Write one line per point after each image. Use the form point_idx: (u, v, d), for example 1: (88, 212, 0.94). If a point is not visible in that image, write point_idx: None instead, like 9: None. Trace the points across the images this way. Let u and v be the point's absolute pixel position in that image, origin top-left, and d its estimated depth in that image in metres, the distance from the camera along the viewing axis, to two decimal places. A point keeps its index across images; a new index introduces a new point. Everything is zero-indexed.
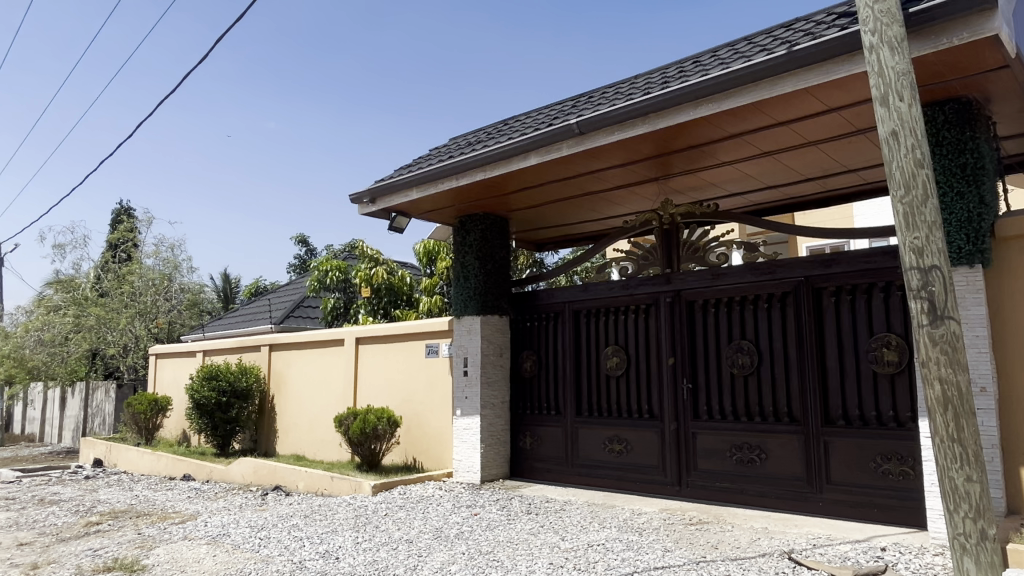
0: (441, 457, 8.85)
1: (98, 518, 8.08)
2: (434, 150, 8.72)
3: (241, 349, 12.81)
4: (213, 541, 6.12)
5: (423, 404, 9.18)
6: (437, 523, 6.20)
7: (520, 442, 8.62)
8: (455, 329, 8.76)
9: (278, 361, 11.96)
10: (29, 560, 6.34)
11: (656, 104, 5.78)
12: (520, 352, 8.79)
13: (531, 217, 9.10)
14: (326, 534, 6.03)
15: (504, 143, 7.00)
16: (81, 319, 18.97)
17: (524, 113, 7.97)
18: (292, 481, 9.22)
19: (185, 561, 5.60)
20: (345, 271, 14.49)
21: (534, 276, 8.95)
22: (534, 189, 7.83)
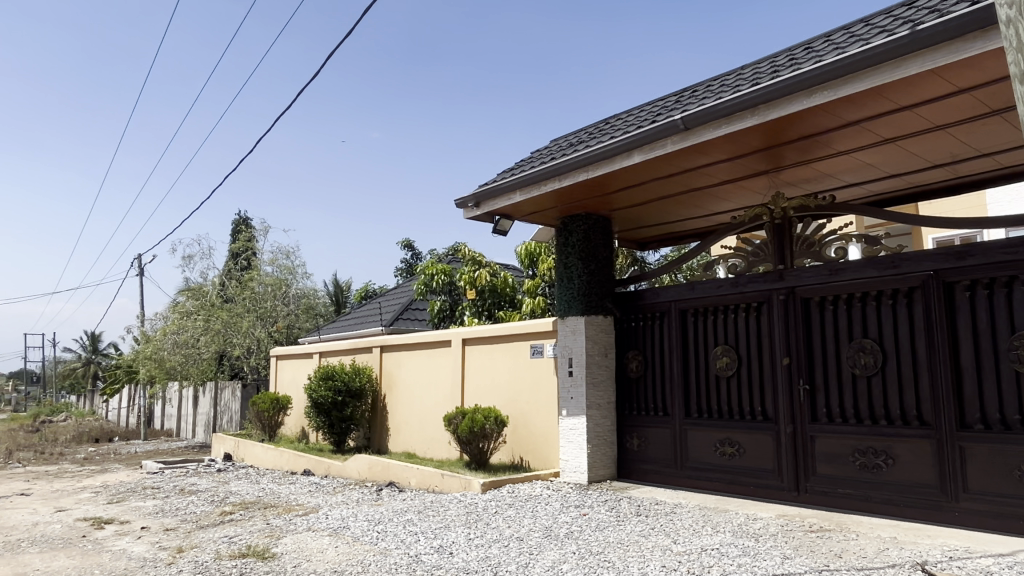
0: (548, 457, 8.91)
1: (231, 508, 8.70)
2: (536, 152, 8.81)
3: (355, 350, 13.41)
4: (335, 533, 6.45)
5: (529, 405, 9.28)
6: (546, 522, 6.26)
7: (626, 444, 8.54)
8: (560, 329, 8.79)
9: (389, 361, 12.43)
10: (174, 545, 6.92)
11: (767, 94, 5.59)
12: (626, 352, 8.72)
13: (634, 215, 9.01)
14: (439, 529, 6.22)
15: (607, 142, 6.98)
16: (210, 323, 20.46)
17: (626, 111, 7.91)
18: (405, 477, 9.56)
19: (310, 550, 5.94)
20: (450, 274, 14.85)
21: (638, 275, 8.85)
22: (638, 188, 7.74)
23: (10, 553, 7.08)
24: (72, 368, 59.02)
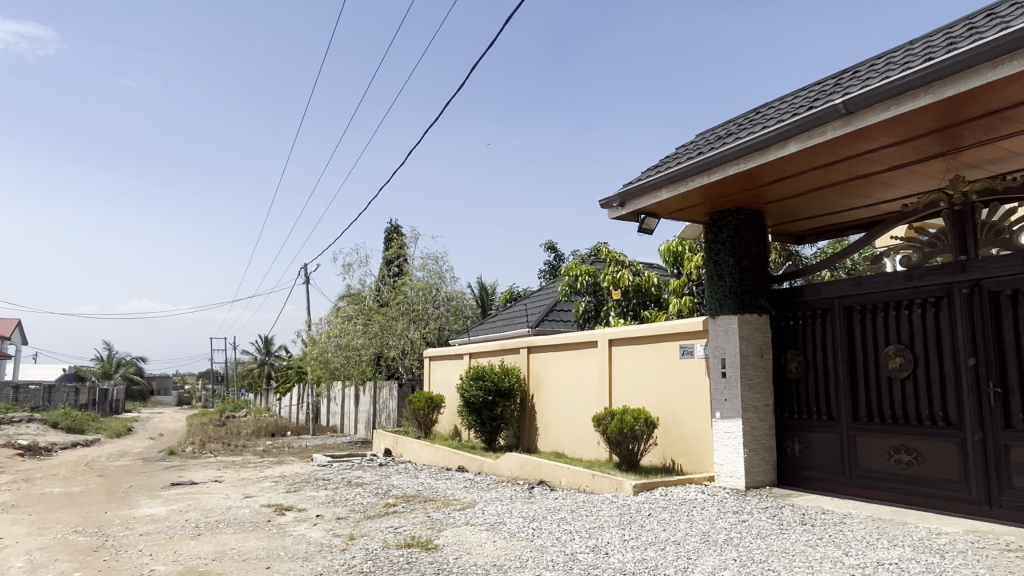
0: (701, 460, 8.67)
1: (394, 501, 9.24)
2: (682, 147, 8.62)
3: (503, 351, 13.77)
4: (492, 528, 6.67)
5: (679, 406, 9.08)
6: (703, 527, 6.10)
7: (787, 448, 8.12)
8: (711, 329, 8.53)
9: (537, 362, 12.64)
10: (347, 532, 7.47)
11: (943, 69, 5.10)
12: (783, 352, 8.30)
13: (789, 208, 8.56)
14: (594, 529, 6.25)
15: (759, 133, 6.69)
16: (368, 327, 21.83)
17: (778, 99, 7.55)
18: (555, 476, 9.68)
19: (470, 543, 6.18)
20: (594, 275, 14.84)
21: (795, 271, 8.39)
22: (793, 179, 7.35)
23: (211, 533, 7.97)
24: (250, 368, 65.29)
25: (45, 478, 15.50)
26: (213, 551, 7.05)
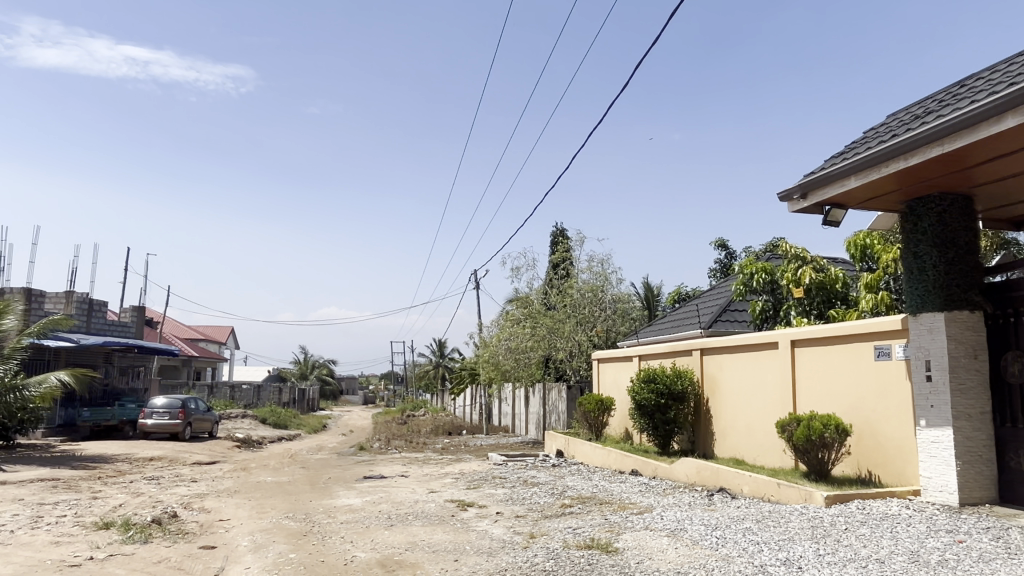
0: (904, 472, 7.91)
1: (570, 502, 9.34)
2: (872, 130, 7.96)
3: (675, 353, 13.44)
4: (673, 534, 6.54)
5: (876, 412, 8.35)
6: (911, 546, 5.55)
7: (1010, 463, 7.19)
8: (912, 327, 7.75)
9: (711, 364, 12.21)
10: (527, 530, 7.67)
11: None
12: (1003, 353, 7.36)
13: (1005, 190, 7.60)
14: (783, 541, 5.91)
15: (968, 108, 6.00)
16: (536, 330, 22.28)
17: (989, 68, 6.73)
18: (736, 484, 9.29)
19: (651, 549, 6.10)
20: (771, 272, 14.07)
21: (1015, 262, 7.42)
22: (1012, 156, 6.51)
23: (402, 524, 8.54)
24: (426, 370, 69.14)
25: (258, 468, 17.43)
26: (405, 541, 7.54)
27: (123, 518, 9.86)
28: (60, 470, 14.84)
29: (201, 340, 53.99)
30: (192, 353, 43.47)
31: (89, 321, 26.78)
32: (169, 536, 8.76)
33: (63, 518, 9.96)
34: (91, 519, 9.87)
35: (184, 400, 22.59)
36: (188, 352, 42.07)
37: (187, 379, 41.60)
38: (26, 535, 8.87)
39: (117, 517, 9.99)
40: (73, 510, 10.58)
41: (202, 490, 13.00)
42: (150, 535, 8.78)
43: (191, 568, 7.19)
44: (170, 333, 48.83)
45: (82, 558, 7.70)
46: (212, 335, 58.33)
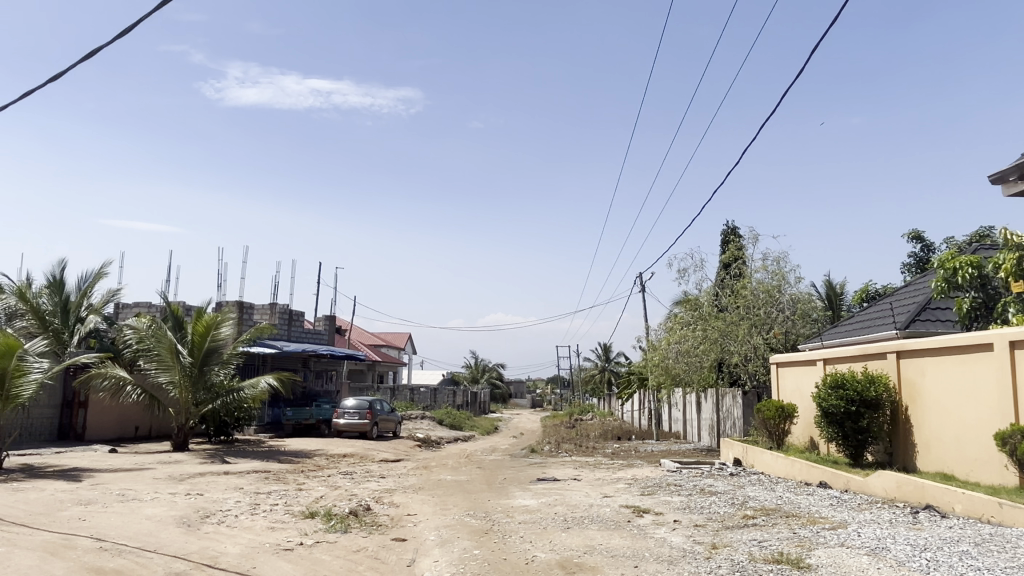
0: None
1: (752, 513, 8.91)
2: None
3: (866, 357, 12.37)
4: (874, 553, 6.02)
5: None
6: None
7: None
8: None
9: (910, 369, 11.09)
10: (707, 540, 7.44)
11: None
12: None
13: None
14: (1010, 569, 5.23)
15: None
16: (707, 333, 21.50)
17: None
18: (946, 502, 8.36)
19: (849, 567, 5.67)
20: (981, 264, 12.51)
21: None
22: None
23: (578, 527, 8.62)
24: (592, 375, 69.24)
25: (439, 467, 18.39)
26: (583, 544, 7.62)
27: (325, 508, 10.84)
28: (271, 463, 16.62)
29: (383, 346, 58.00)
30: (375, 358, 46.82)
31: (290, 329, 29.74)
32: (364, 527, 9.51)
33: (276, 505, 11.16)
34: (299, 508, 10.96)
35: (370, 401, 24.40)
36: (372, 357, 45.37)
37: (372, 382, 44.87)
38: (248, 520, 10.04)
39: (320, 507, 11.01)
40: (283, 499, 11.80)
41: (390, 486, 13.96)
42: (349, 526, 9.59)
43: (385, 558, 7.76)
44: (356, 339, 52.95)
45: (294, 543, 8.58)
46: (392, 341, 62.45)
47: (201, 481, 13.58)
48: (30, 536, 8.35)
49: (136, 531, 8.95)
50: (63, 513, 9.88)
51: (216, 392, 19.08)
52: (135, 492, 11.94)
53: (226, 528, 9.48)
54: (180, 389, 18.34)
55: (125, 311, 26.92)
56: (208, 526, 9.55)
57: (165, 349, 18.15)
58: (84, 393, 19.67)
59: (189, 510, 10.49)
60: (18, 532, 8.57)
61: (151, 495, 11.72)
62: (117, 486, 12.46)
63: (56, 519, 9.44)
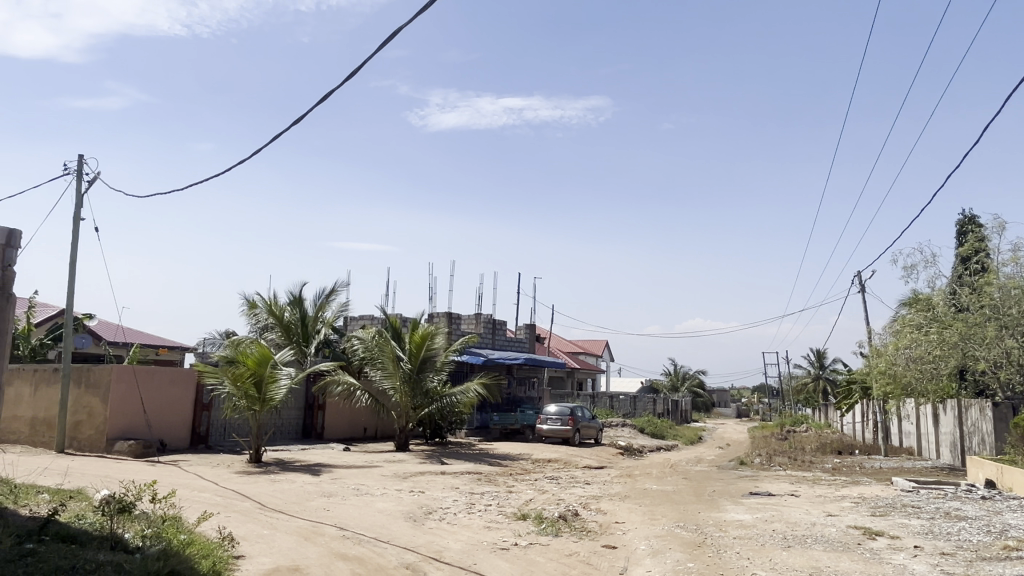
0: None
1: (1015, 544, 7.73)
2: None
3: None
4: None
5: None
6: None
7: None
8: None
9: None
10: (960, 572, 6.59)
11: None
12: None
13: None
14: None
15: None
16: (946, 336, 19.05)
17: None
18: None
19: None
20: None
21: None
22: None
23: (801, 546, 8.07)
24: (805, 384, 64.44)
25: (643, 475, 18.16)
26: (808, 565, 7.12)
27: (536, 511, 11.18)
28: (482, 466, 17.51)
29: (581, 353, 58.62)
30: (574, 365, 47.48)
31: (494, 337, 31.16)
32: (575, 532, 9.69)
33: (490, 506, 11.73)
34: (511, 509, 11.43)
35: (572, 408, 24.79)
36: (572, 365, 46.05)
37: (572, 389, 45.50)
38: (466, 518, 10.66)
39: (531, 510, 11.39)
40: (496, 500, 12.38)
41: (596, 493, 14.07)
42: (560, 530, 9.81)
43: (598, 563, 7.84)
44: (555, 347, 54.09)
45: (509, 543, 8.97)
46: (590, 348, 62.92)
47: (422, 479, 14.67)
48: (288, 522, 9.58)
49: (371, 523, 9.90)
50: (311, 503, 11.21)
51: (431, 398, 20.53)
52: (367, 487, 13.21)
53: (447, 525, 10.15)
54: (401, 395, 19.98)
55: (352, 323, 29.86)
56: (431, 522, 10.30)
57: (388, 357, 19.89)
58: (322, 396, 22.16)
59: (414, 506, 11.39)
60: (279, 517, 9.87)
61: (381, 491, 12.88)
62: (352, 481, 13.88)
63: (306, 508, 10.74)
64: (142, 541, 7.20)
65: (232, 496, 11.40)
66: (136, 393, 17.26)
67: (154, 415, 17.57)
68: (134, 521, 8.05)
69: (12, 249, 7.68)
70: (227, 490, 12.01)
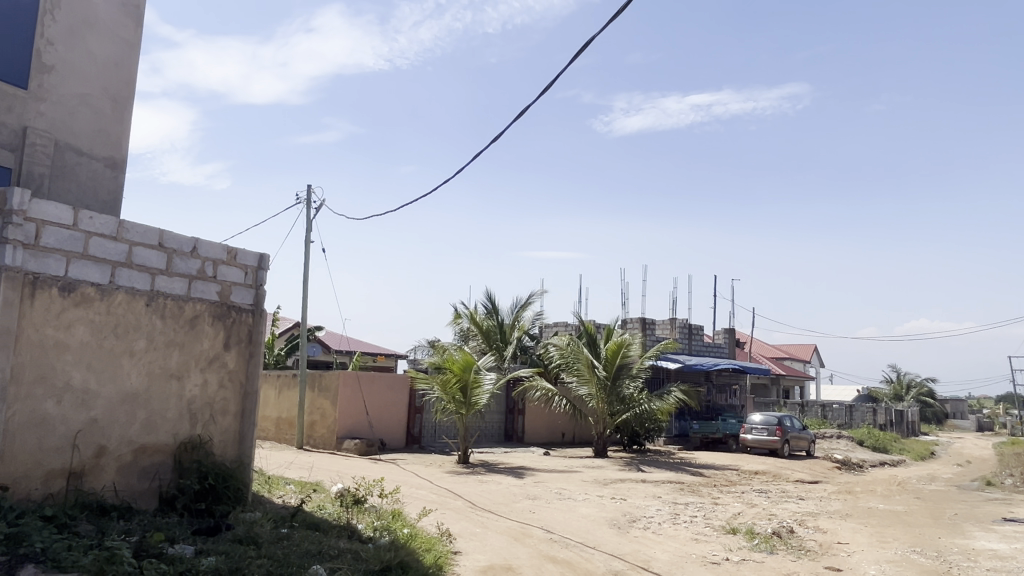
0: None
1: None
2: None
3: None
4: None
5: None
6: None
7: None
8: None
9: None
10: None
11: None
12: None
13: None
14: None
15: None
16: None
17: None
18: None
19: None
20: None
21: None
22: None
23: None
24: None
25: (866, 493, 16.51)
26: None
27: (747, 526, 10.61)
28: (684, 475, 16.99)
29: (786, 359, 54.90)
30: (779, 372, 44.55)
31: (690, 342, 30.24)
32: (793, 551, 9.07)
33: (696, 517, 11.34)
34: (719, 522, 10.97)
35: (779, 417, 23.26)
36: (776, 372, 43.25)
37: (778, 398, 42.67)
38: (672, 529, 10.41)
39: (741, 524, 10.84)
40: (702, 512, 11.93)
41: (813, 509, 13.04)
42: (775, 547, 9.23)
43: None
44: (756, 353, 51.21)
45: (720, 557, 8.61)
46: (796, 353, 58.73)
47: (623, 487, 14.56)
48: (498, 522, 10.00)
49: (576, 528, 10.02)
50: (517, 505, 11.61)
51: (628, 404, 20.38)
52: (569, 492, 13.40)
53: (653, 535, 9.98)
54: (597, 401, 20.05)
55: (547, 331, 30.59)
56: (636, 530, 10.19)
57: (583, 364, 20.06)
58: (521, 402, 22.93)
59: (618, 513, 11.34)
60: (489, 517, 10.34)
61: (583, 496, 12.99)
62: (554, 485, 14.16)
63: (514, 509, 11.14)
64: (373, 532, 7.91)
65: (445, 494, 12.14)
66: (359, 396, 19.03)
67: (375, 416, 19.25)
68: (365, 514, 8.88)
69: (262, 270, 8.78)
70: (441, 488, 12.81)
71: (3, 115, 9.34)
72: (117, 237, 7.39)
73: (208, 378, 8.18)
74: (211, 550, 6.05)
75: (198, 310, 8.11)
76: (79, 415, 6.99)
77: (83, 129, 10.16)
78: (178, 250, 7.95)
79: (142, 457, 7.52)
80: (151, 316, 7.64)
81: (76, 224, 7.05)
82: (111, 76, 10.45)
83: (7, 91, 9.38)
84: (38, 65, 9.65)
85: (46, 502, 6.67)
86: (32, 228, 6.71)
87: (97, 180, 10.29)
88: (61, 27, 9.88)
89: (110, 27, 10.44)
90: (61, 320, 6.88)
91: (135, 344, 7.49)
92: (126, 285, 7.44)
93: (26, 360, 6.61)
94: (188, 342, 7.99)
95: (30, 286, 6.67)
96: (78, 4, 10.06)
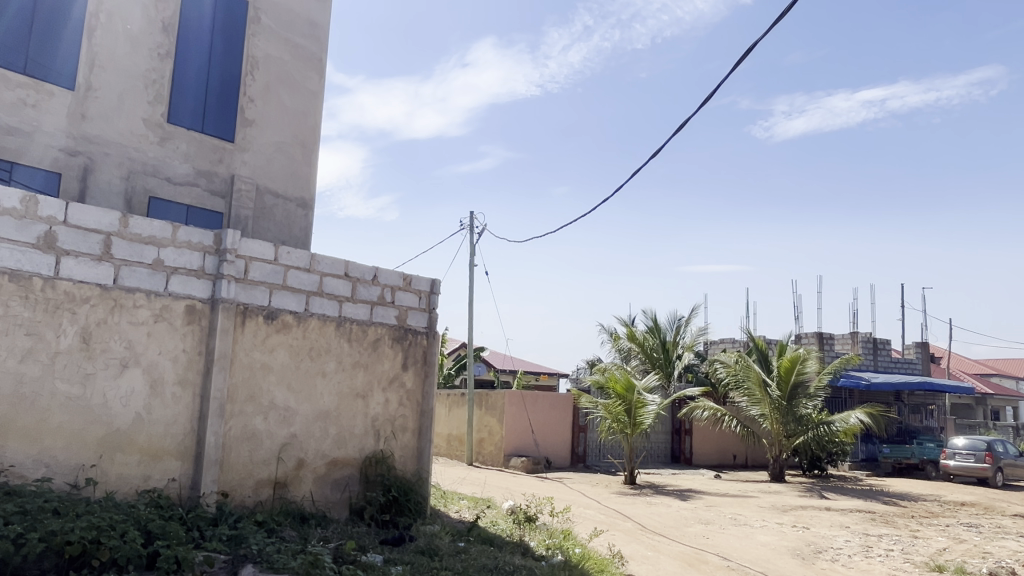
0: None
1: None
2: None
3: None
4: None
5: None
6: None
7: None
8: None
9: None
10: None
11: None
12: None
13: None
14: None
15: None
16: None
17: None
18: None
19: None
20: None
21: None
22: None
23: None
24: None
25: None
26: None
27: (956, 563, 9.47)
28: (875, 504, 15.52)
29: (994, 376, 48.52)
30: (985, 392, 39.40)
31: (876, 359, 27.77)
32: None
33: (893, 551, 10.31)
34: (920, 558, 9.89)
35: (989, 442, 20.60)
36: (982, 391, 38.40)
37: (985, 419, 37.83)
38: (864, 562, 9.56)
39: (949, 561, 9.69)
40: (899, 545, 10.81)
41: None
42: None
43: None
44: (955, 368, 45.79)
45: None
46: (1006, 370, 51.73)
47: (805, 514, 13.60)
48: (671, 546, 9.72)
49: (755, 556, 9.50)
50: (690, 529, 11.22)
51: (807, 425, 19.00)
52: (746, 517, 12.72)
53: (843, 567, 9.22)
54: (772, 422, 18.88)
55: (713, 348, 29.35)
56: (822, 562, 9.47)
57: (754, 383, 18.98)
58: (688, 422, 22.17)
59: (801, 543, 10.59)
60: (661, 540, 10.09)
61: (761, 523, 12.28)
62: (728, 510, 13.52)
63: (687, 534, 10.77)
64: (547, 550, 8.04)
65: (614, 515, 12.02)
66: (525, 415, 19.37)
67: (541, 435, 19.48)
68: (536, 532, 9.03)
69: (435, 294, 9.32)
70: (609, 509, 12.69)
71: (216, 167, 10.68)
72: (310, 268, 8.15)
73: (389, 398, 8.77)
74: (398, 560, 6.44)
75: (379, 334, 8.73)
76: (282, 431, 7.75)
77: (278, 173, 11.37)
78: (361, 279, 8.60)
79: (334, 469, 8.17)
80: (340, 340, 8.33)
81: (277, 259, 7.88)
82: (300, 124, 11.61)
83: (219, 145, 10.73)
84: (243, 121, 10.99)
85: (258, 508, 7.44)
86: (241, 264, 7.58)
87: (291, 219, 11.48)
88: (260, 85, 11.18)
89: (299, 81, 11.63)
90: (266, 344, 7.70)
91: (326, 365, 8.19)
92: (318, 312, 8.18)
93: (239, 381, 7.45)
94: (371, 363, 8.62)
95: (241, 314, 7.52)
96: (273, 63, 11.34)
